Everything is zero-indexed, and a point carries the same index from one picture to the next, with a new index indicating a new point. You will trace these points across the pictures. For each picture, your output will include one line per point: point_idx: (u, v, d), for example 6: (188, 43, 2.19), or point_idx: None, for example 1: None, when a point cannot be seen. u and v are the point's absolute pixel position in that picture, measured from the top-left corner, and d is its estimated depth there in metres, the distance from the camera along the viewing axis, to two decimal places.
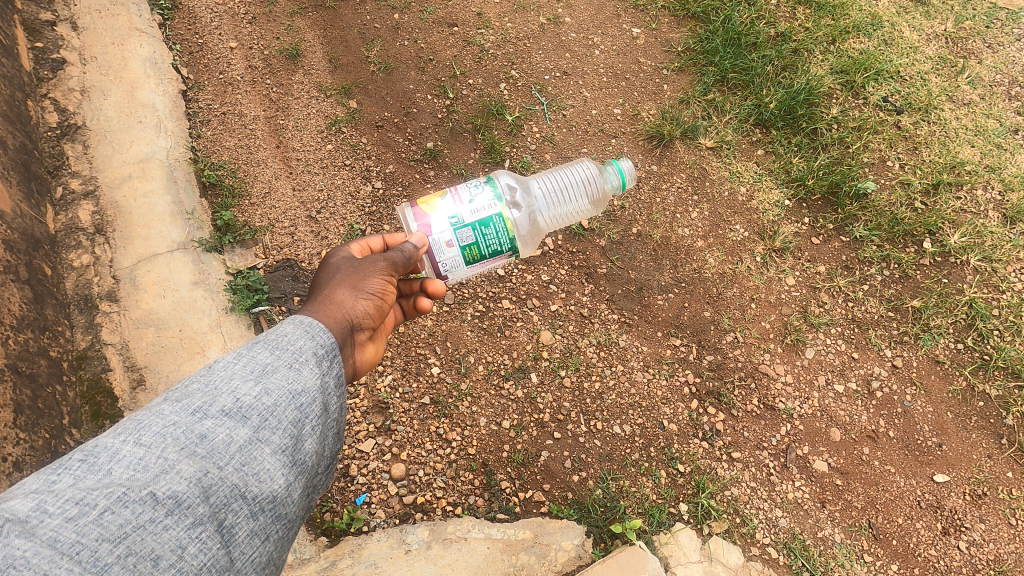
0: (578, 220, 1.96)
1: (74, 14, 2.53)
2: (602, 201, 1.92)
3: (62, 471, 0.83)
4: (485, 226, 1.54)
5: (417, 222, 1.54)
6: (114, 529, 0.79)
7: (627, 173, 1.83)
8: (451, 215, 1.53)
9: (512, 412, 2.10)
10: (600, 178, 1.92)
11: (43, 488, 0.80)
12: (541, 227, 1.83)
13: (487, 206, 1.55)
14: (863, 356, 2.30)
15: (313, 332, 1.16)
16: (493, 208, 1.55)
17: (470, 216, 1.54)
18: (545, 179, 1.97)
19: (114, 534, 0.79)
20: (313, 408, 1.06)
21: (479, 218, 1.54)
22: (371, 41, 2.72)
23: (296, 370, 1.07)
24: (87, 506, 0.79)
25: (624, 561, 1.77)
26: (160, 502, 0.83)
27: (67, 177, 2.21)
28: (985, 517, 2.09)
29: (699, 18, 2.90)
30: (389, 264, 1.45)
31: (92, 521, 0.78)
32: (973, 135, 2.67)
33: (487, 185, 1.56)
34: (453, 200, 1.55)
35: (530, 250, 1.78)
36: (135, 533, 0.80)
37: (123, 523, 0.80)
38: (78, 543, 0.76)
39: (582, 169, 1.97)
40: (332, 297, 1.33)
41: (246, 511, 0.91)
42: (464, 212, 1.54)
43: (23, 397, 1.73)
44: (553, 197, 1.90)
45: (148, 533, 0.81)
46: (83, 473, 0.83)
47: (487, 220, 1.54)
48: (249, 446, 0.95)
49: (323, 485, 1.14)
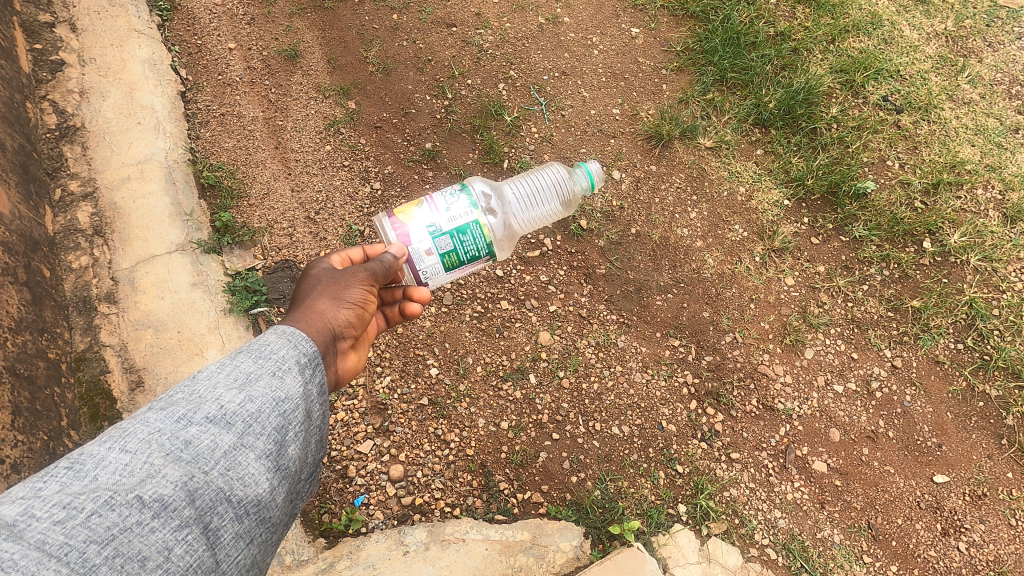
0: (549, 222, 2.01)
1: (73, 15, 2.54)
2: (573, 203, 1.98)
3: (48, 477, 0.82)
4: (463, 233, 1.56)
5: (394, 231, 1.55)
6: (102, 531, 0.79)
7: (596, 175, 1.87)
8: (429, 223, 1.55)
9: (511, 413, 2.10)
10: (570, 182, 1.96)
11: (29, 493, 0.79)
12: (516, 230, 1.85)
13: (464, 213, 1.56)
14: (863, 356, 2.29)
15: (296, 340, 1.16)
16: (469, 215, 1.56)
17: (448, 223, 1.55)
18: (517, 185, 2.01)
19: (102, 536, 0.78)
20: (296, 415, 1.06)
21: (457, 225, 1.56)
22: (370, 41, 2.72)
23: (279, 378, 1.07)
24: (74, 509, 0.78)
25: (622, 562, 1.78)
26: (146, 505, 0.83)
27: (66, 179, 2.21)
28: (985, 518, 2.09)
29: (699, 18, 2.90)
30: (369, 274, 1.44)
31: (80, 523, 0.78)
32: (973, 134, 2.66)
33: (462, 192, 1.58)
34: (430, 208, 1.57)
35: (508, 254, 1.79)
36: (122, 536, 0.80)
37: (110, 526, 0.80)
38: (66, 545, 0.75)
39: (552, 173, 2.03)
40: (313, 306, 1.33)
41: (231, 514, 0.92)
42: (441, 219, 1.55)
43: (21, 399, 1.73)
44: (526, 201, 1.93)
45: (135, 535, 0.81)
46: (69, 478, 0.83)
47: (465, 227, 1.56)
48: (234, 450, 0.95)
49: (306, 491, 1.15)
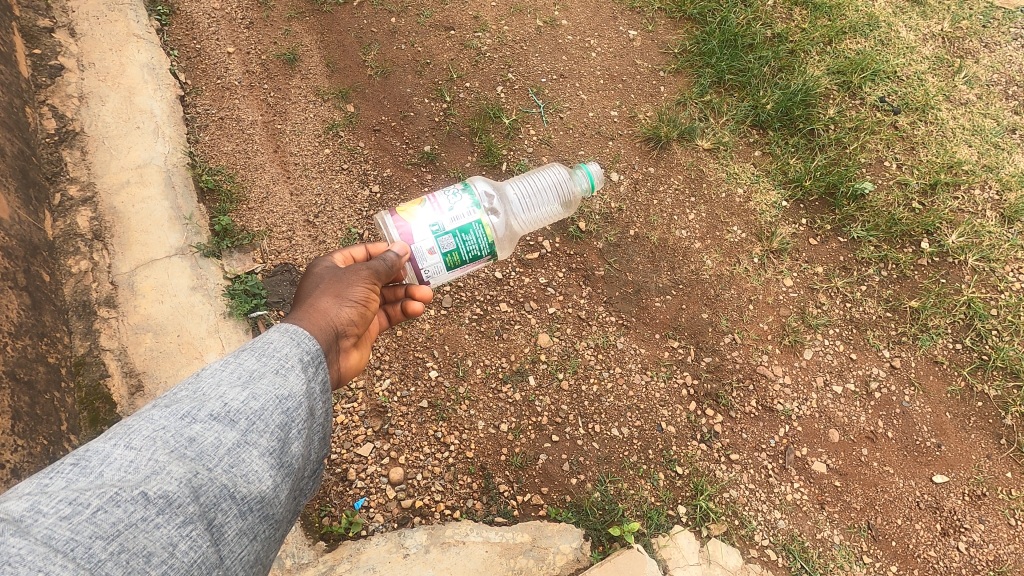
0: (549, 222, 2.03)
1: (72, 20, 2.55)
2: (573, 204, 1.99)
3: (54, 474, 0.82)
4: (466, 233, 1.57)
5: (397, 230, 1.55)
6: (107, 527, 0.79)
7: (596, 177, 1.87)
8: (432, 222, 1.55)
9: (510, 415, 2.10)
10: (570, 183, 1.97)
11: (35, 490, 0.80)
12: (517, 231, 1.86)
13: (467, 213, 1.57)
14: (862, 357, 2.29)
15: (299, 339, 1.17)
16: (472, 215, 1.57)
17: (450, 223, 1.56)
18: (518, 185, 2.01)
19: (108, 532, 0.79)
20: (300, 412, 1.07)
21: (459, 225, 1.56)
22: (369, 45, 2.73)
23: (283, 376, 1.08)
24: (80, 505, 0.79)
25: (622, 564, 1.79)
26: (151, 501, 0.83)
27: (66, 183, 2.22)
28: (985, 518, 2.09)
29: (696, 19, 2.91)
30: (372, 273, 1.45)
31: (86, 519, 0.78)
32: (970, 135, 2.67)
33: (465, 192, 1.59)
34: (432, 207, 1.57)
35: (508, 254, 1.81)
36: (128, 532, 0.80)
37: (115, 522, 0.80)
38: (72, 540, 0.76)
39: (553, 174, 2.03)
40: (316, 305, 1.33)
41: (235, 510, 0.92)
42: (444, 219, 1.56)
43: (21, 404, 1.73)
44: (528, 201, 1.94)
45: (140, 531, 0.81)
46: (75, 475, 0.83)
47: (468, 227, 1.57)
48: (238, 447, 0.96)
49: (309, 489, 1.15)
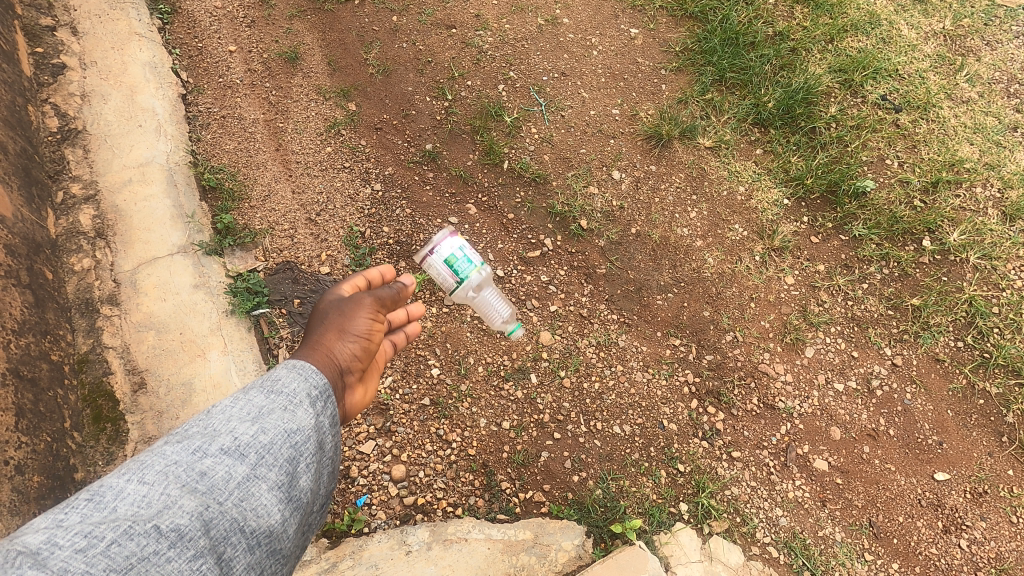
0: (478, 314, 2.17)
1: (74, 19, 2.55)
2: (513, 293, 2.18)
3: (71, 509, 0.90)
4: (468, 268, 1.81)
5: (445, 237, 1.81)
6: (121, 560, 0.86)
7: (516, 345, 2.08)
8: (462, 245, 1.81)
9: (512, 413, 2.10)
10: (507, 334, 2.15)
11: (53, 524, 0.87)
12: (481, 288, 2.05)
13: (478, 264, 1.84)
14: (863, 354, 2.29)
15: (307, 373, 1.24)
16: (478, 270, 1.84)
17: (469, 256, 1.81)
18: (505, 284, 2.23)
19: (121, 564, 0.85)
20: (307, 446, 1.14)
21: (471, 262, 1.81)
22: (370, 44, 2.73)
23: (291, 411, 1.15)
24: (95, 538, 0.86)
25: (625, 561, 1.78)
26: (163, 535, 0.90)
27: (68, 182, 2.22)
28: (986, 515, 2.09)
29: (698, 18, 2.91)
30: (376, 302, 1.47)
31: (101, 552, 0.85)
32: (972, 133, 2.67)
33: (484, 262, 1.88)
34: (467, 242, 1.84)
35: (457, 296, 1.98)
36: (140, 564, 0.87)
37: (128, 555, 0.86)
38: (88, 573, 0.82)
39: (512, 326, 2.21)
40: (321, 343, 1.36)
41: (244, 544, 0.99)
42: (468, 250, 1.81)
43: (24, 401, 1.72)
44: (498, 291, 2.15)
45: (152, 564, 0.88)
46: (91, 510, 0.90)
47: (473, 269, 1.82)
48: (247, 481, 1.03)
49: (317, 521, 1.21)
